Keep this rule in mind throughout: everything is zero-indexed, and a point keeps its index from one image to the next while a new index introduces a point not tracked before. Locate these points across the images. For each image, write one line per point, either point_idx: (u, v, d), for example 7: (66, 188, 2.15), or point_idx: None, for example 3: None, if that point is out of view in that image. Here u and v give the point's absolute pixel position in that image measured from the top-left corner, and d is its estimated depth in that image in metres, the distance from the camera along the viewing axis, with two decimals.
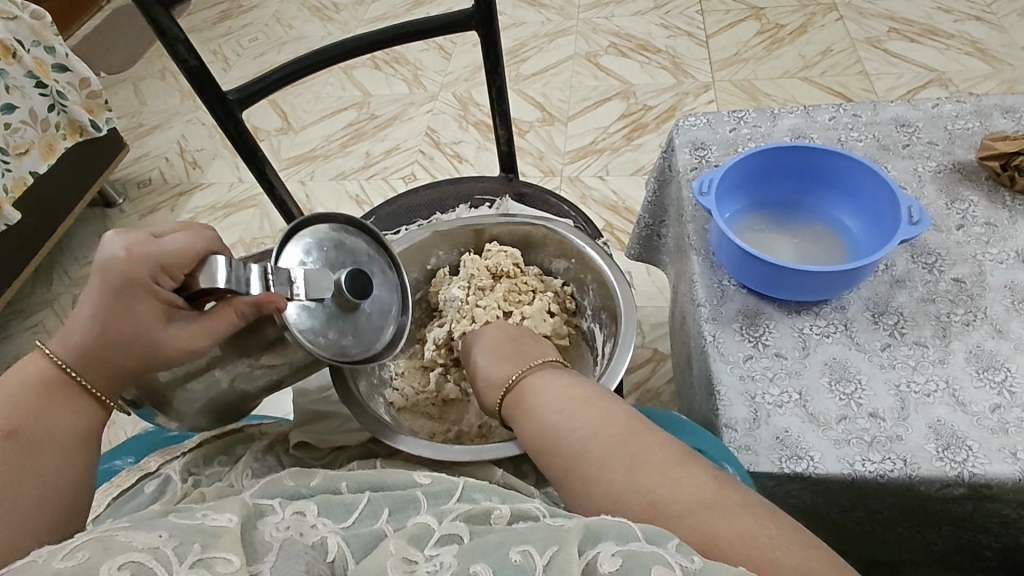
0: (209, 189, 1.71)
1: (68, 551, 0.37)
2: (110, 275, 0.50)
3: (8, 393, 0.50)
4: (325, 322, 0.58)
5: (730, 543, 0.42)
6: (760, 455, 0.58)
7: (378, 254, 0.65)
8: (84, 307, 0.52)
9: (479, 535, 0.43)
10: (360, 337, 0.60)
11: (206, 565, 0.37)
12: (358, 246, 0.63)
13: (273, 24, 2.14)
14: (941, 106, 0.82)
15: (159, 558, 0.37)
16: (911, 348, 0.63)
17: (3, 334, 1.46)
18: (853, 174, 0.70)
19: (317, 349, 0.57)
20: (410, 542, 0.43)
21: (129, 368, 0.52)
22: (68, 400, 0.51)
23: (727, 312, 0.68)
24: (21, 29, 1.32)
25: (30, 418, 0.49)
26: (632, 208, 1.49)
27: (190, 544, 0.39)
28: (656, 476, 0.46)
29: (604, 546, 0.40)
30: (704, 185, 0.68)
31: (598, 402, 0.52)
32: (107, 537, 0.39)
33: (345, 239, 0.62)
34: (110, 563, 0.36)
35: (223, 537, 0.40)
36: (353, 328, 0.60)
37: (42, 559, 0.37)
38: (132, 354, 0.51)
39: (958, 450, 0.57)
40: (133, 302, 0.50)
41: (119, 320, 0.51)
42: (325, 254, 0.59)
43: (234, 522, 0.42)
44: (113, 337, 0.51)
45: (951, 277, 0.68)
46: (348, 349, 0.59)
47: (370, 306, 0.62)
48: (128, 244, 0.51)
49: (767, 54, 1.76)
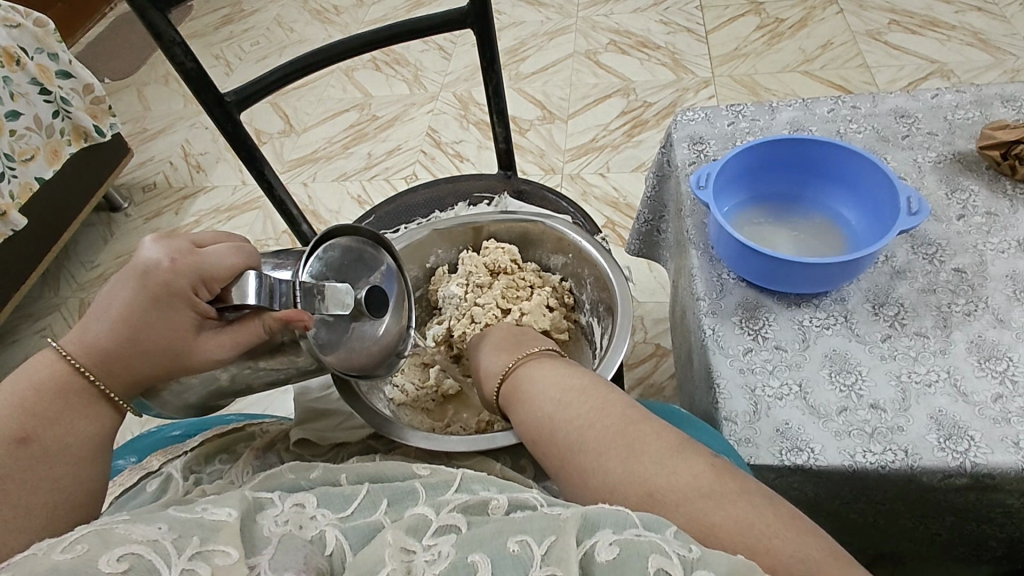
0: (213, 191, 1.73)
1: (67, 545, 0.37)
2: (150, 281, 0.50)
3: (20, 396, 0.50)
4: (335, 335, 0.58)
5: (727, 531, 0.42)
6: (760, 447, 0.58)
7: (390, 268, 0.65)
8: (113, 307, 0.51)
9: (477, 525, 0.43)
10: (366, 350, 0.62)
11: (204, 560, 0.38)
12: (372, 257, 0.63)
13: (274, 27, 2.15)
14: (940, 96, 0.82)
15: (157, 550, 0.37)
16: (912, 339, 0.63)
17: (13, 338, 1.48)
18: (852, 166, 0.70)
19: (325, 361, 0.58)
20: (407, 534, 0.43)
21: (152, 376, 0.53)
22: (81, 403, 0.51)
23: (726, 305, 0.68)
24: (24, 36, 1.33)
25: (41, 419, 0.49)
26: (632, 204, 1.48)
27: (189, 537, 0.39)
28: (652, 466, 0.46)
29: (602, 535, 0.40)
30: (703, 178, 0.68)
31: (597, 393, 0.51)
32: (106, 530, 0.39)
33: (366, 250, 0.62)
34: (109, 554, 0.36)
35: (220, 530, 0.40)
36: (353, 342, 0.60)
37: (41, 552, 0.37)
38: (159, 362, 0.52)
39: (959, 440, 0.56)
40: (171, 311, 0.51)
41: (150, 327, 0.51)
42: (341, 268, 0.59)
43: (233, 517, 0.42)
44: (142, 345, 0.51)
45: (951, 267, 0.67)
46: (353, 360, 0.61)
47: (376, 321, 0.62)
48: (171, 253, 0.51)
49: (767, 48, 1.76)
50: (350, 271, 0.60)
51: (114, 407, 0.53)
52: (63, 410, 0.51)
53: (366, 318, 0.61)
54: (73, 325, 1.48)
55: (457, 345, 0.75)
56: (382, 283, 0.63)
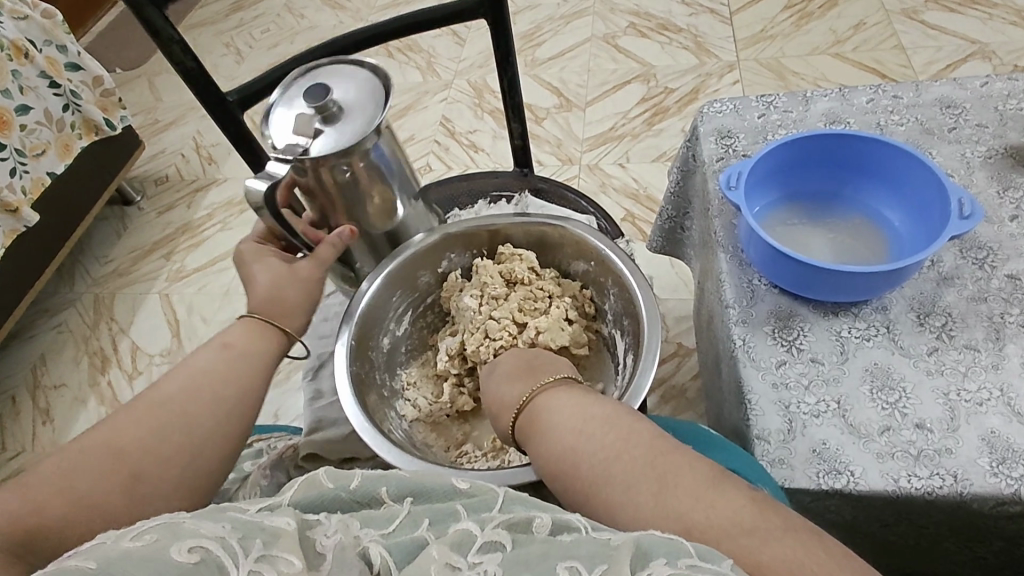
0: (225, 184, 1.70)
1: (137, 533, 0.36)
2: (249, 254, 0.67)
3: (235, 344, 0.59)
4: (339, 130, 0.64)
5: (776, 571, 0.38)
6: (795, 470, 0.54)
7: (319, 70, 0.68)
8: (257, 283, 0.64)
9: (522, 545, 0.39)
10: (367, 110, 0.65)
11: (269, 563, 0.36)
12: (302, 81, 0.67)
13: (284, 14, 2.10)
14: (989, 84, 0.76)
15: (226, 548, 0.35)
16: (961, 353, 0.59)
17: (29, 335, 1.46)
18: (895, 163, 0.65)
19: (357, 139, 0.63)
20: (453, 548, 0.39)
21: (298, 305, 0.65)
22: (261, 336, 0.61)
23: (757, 314, 0.64)
24: (32, 28, 1.31)
25: (240, 359, 0.58)
26: (653, 195, 1.44)
27: (253, 538, 0.37)
28: (688, 500, 0.42)
29: (655, 566, 0.36)
30: (733, 178, 0.64)
31: (620, 421, 0.48)
32: (175, 522, 0.37)
33: (296, 82, 0.67)
34: (179, 544, 0.35)
35: (282, 535, 0.38)
36: (351, 119, 0.64)
37: (109, 541, 0.35)
38: (297, 292, 0.65)
39: (1014, 464, 0.52)
40: (271, 264, 0.66)
41: (288, 275, 0.65)
42: (289, 107, 0.65)
43: (291, 525, 0.39)
44: (276, 298, 0.63)
45: (1004, 274, 0.63)
46: (372, 118, 0.64)
47: (344, 97, 0.65)
48: (245, 246, 0.68)
49: (795, 30, 1.69)
50: (298, 99, 0.66)
51: (284, 334, 0.63)
52: (256, 359, 0.59)
53: (333, 103, 0.64)
54: (88, 322, 1.47)
55: (471, 360, 0.71)
56: (326, 79, 0.67)
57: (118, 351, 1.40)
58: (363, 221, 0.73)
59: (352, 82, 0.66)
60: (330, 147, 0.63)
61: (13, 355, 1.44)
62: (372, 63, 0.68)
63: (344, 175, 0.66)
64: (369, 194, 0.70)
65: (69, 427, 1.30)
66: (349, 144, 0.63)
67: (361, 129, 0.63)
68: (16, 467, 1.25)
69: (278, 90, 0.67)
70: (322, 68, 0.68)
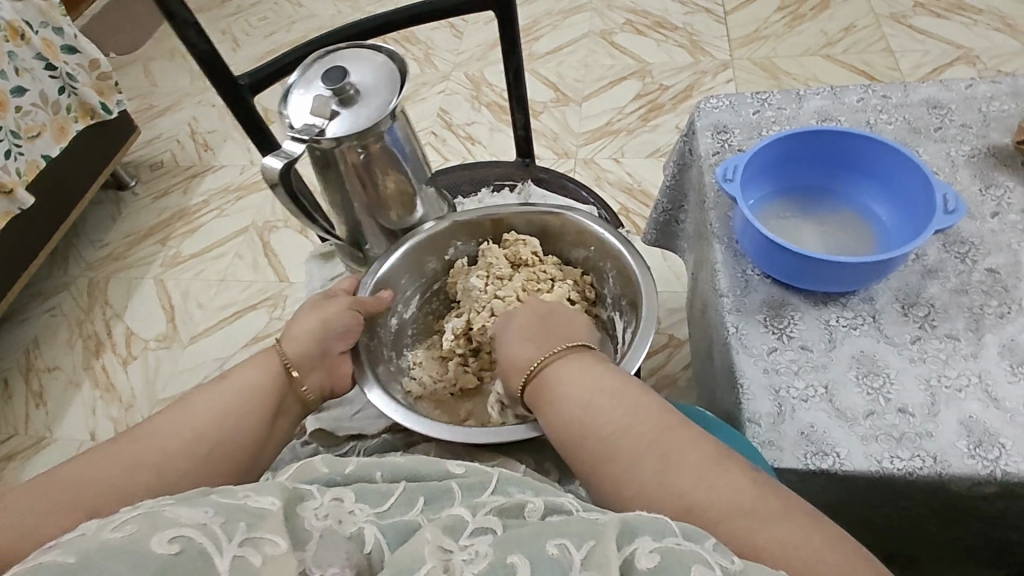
0: (221, 171, 1.70)
1: (117, 524, 0.36)
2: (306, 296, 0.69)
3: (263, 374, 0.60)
4: (354, 112, 0.65)
5: (770, 550, 0.41)
6: (785, 451, 0.57)
7: (336, 55, 0.70)
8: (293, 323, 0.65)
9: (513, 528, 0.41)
10: (382, 94, 0.66)
11: (253, 547, 0.35)
12: (320, 66, 0.69)
13: (282, 2, 2.10)
14: (975, 87, 0.79)
15: (208, 535, 0.35)
16: (942, 341, 0.61)
17: (21, 318, 1.46)
18: (883, 159, 0.68)
19: (371, 121, 0.64)
20: (445, 533, 0.41)
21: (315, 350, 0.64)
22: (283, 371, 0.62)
23: (750, 303, 0.66)
24: (29, 10, 1.30)
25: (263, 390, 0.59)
26: (647, 190, 1.46)
27: (235, 522, 0.37)
28: (691, 478, 0.44)
29: (641, 542, 0.38)
30: (729, 171, 0.66)
31: (629, 396, 0.50)
32: (154, 512, 0.37)
33: (314, 66, 0.69)
34: (158, 535, 0.34)
35: (265, 518, 0.38)
36: (366, 102, 0.66)
37: (90, 531, 0.36)
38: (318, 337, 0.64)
39: (990, 447, 0.55)
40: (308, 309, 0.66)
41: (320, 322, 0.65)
42: (307, 89, 0.67)
43: (276, 505, 0.40)
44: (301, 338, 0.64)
45: (985, 267, 0.66)
46: (387, 101, 0.65)
47: (361, 81, 0.67)
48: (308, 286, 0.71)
49: (788, 30, 1.72)
50: (315, 82, 0.67)
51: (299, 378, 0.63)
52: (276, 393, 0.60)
53: (349, 86, 0.66)
54: (81, 306, 1.47)
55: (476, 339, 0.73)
56: (343, 63, 0.69)
57: (112, 336, 1.41)
58: (375, 205, 0.75)
59: (369, 66, 0.68)
60: (344, 130, 0.65)
61: (6, 338, 1.44)
62: (391, 49, 0.69)
63: (359, 156, 0.69)
64: (382, 178, 0.72)
65: (63, 410, 1.30)
66: (365, 126, 0.64)
67: (375, 112, 0.65)
68: (9, 449, 1.26)
69: (297, 73, 0.69)
70: (339, 53, 0.70)
